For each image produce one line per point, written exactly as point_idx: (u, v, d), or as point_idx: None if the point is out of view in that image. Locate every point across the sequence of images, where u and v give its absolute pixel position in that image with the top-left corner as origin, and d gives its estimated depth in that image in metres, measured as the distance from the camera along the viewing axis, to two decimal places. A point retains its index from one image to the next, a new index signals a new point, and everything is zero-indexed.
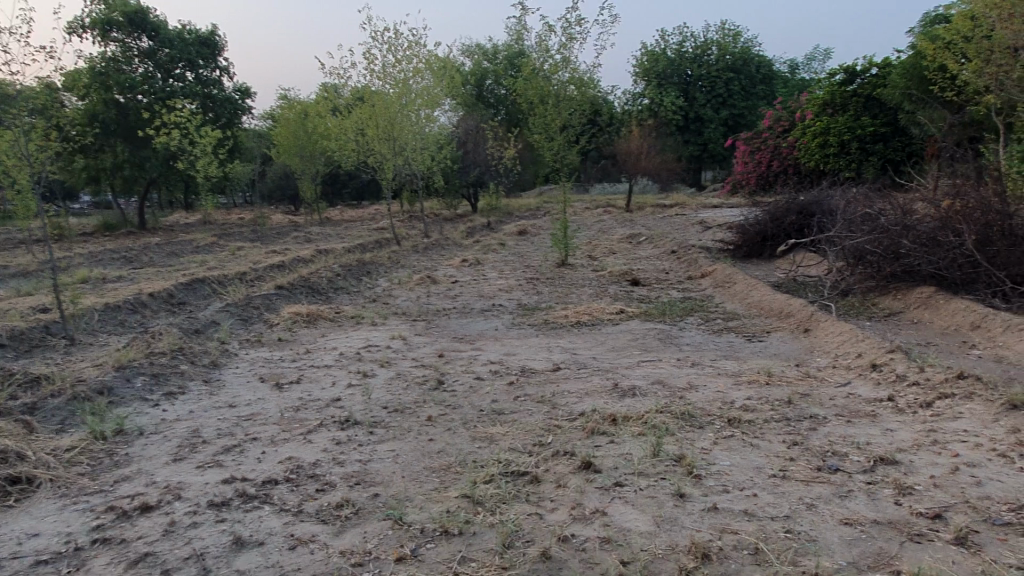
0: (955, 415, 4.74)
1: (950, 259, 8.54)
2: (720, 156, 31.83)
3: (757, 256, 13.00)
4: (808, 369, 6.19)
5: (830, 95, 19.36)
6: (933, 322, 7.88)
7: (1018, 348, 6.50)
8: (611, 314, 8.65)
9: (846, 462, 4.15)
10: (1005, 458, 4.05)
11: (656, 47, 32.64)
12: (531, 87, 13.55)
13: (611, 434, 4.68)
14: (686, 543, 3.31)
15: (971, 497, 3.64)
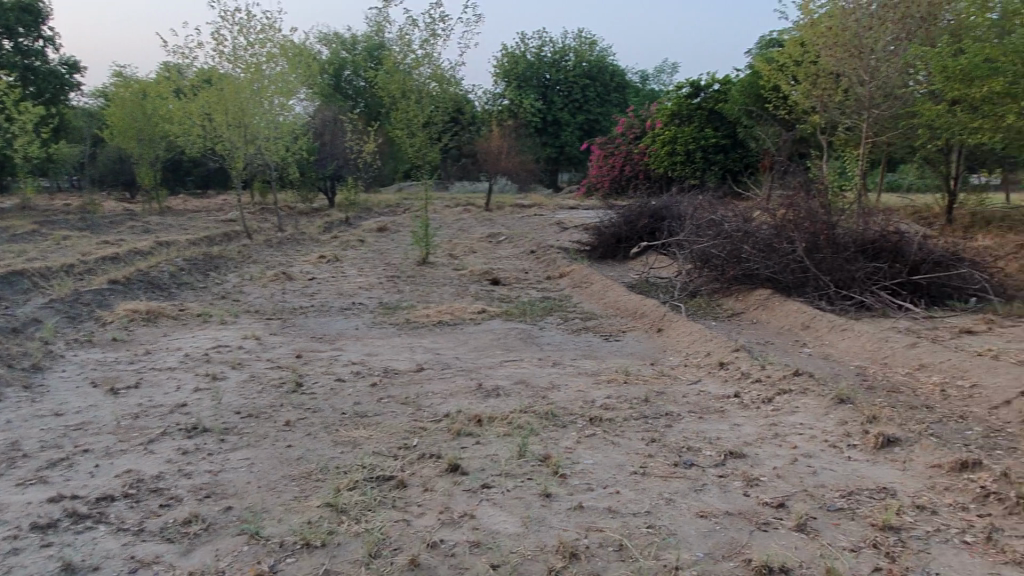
0: (792, 410, 5.15)
1: (784, 264, 9.31)
2: (576, 160, 32.91)
3: (612, 257, 13.51)
4: (661, 368, 6.49)
5: (678, 106, 20.35)
6: (770, 322, 8.54)
7: (842, 346, 7.18)
8: (473, 314, 8.65)
9: (699, 457, 4.37)
10: (836, 448, 4.45)
11: (516, 49, 33.20)
12: (392, 82, 13.33)
13: (477, 435, 4.65)
14: (554, 543, 3.34)
15: (808, 485, 3.96)
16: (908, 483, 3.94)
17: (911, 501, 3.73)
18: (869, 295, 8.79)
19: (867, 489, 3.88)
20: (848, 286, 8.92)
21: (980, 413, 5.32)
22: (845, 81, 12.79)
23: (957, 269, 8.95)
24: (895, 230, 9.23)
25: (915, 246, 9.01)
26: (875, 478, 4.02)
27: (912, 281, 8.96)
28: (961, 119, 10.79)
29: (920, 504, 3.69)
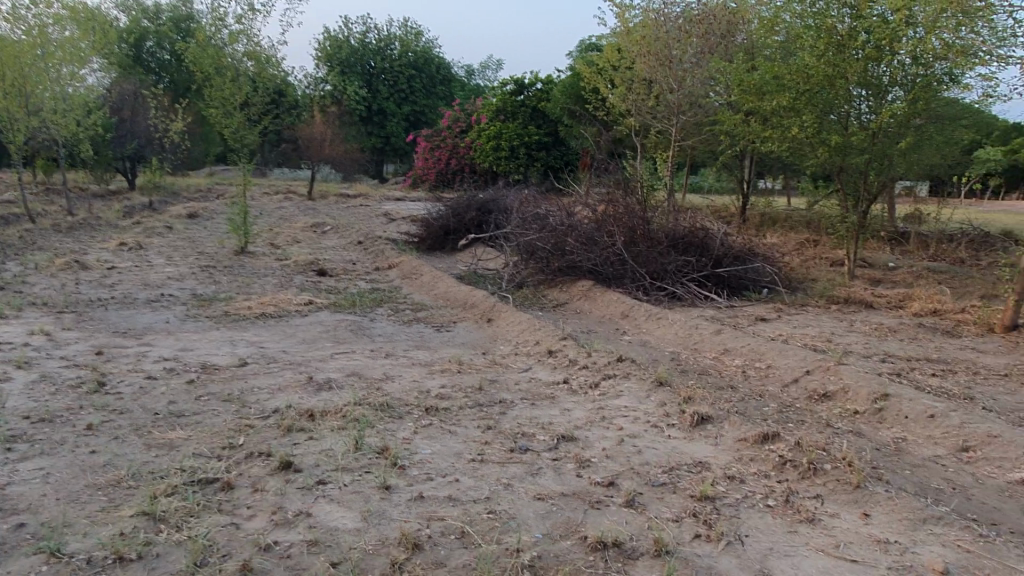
0: (617, 393, 5.46)
1: (604, 257, 9.83)
2: (402, 150, 32.55)
3: (440, 249, 13.55)
4: (493, 357, 6.61)
5: (502, 102, 20.86)
6: (593, 312, 8.98)
7: (657, 333, 7.73)
8: (298, 305, 8.28)
9: (533, 442, 4.50)
10: (657, 428, 4.77)
11: (339, 33, 32.10)
12: (202, 57, 12.36)
13: (309, 430, 4.45)
14: (396, 536, 3.28)
15: (635, 463, 4.20)
16: (720, 456, 4.31)
17: (722, 472, 4.08)
18: (679, 286, 9.52)
19: (685, 464, 4.20)
20: (661, 277, 9.59)
21: (775, 390, 5.96)
22: (657, 87, 13.78)
23: (751, 263, 9.95)
24: (701, 226, 10.07)
25: (717, 242, 9.88)
26: (691, 453, 4.36)
27: (715, 273, 9.82)
28: (754, 128, 12.01)
29: (730, 474, 4.05)
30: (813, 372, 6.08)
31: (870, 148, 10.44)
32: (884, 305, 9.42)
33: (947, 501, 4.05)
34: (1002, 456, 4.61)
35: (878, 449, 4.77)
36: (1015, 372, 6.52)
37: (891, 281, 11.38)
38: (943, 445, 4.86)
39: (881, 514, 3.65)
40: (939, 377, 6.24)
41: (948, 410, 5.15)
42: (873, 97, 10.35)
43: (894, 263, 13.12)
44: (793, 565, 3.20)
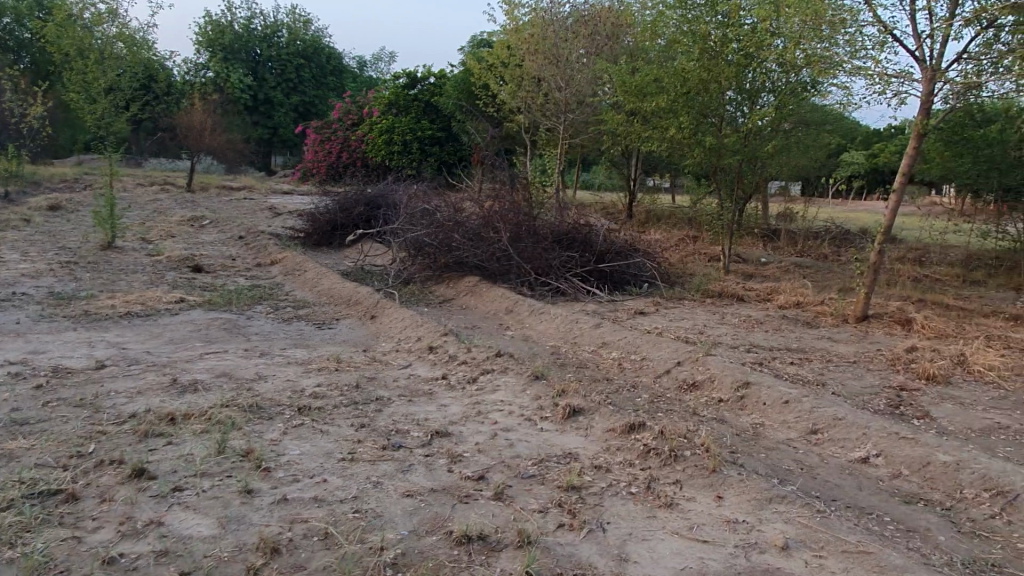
0: (494, 388, 5.51)
1: (490, 253, 9.88)
2: (290, 142, 31.52)
3: (327, 245, 13.24)
4: (373, 354, 6.52)
5: (394, 96, 20.63)
6: (478, 307, 9.03)
7: (540, 329, 7.86)
8: (169, 303, 7.88)
9: (407, 438, 4.48)
10: (530, 421, 4.86)
11: (222, 18, 30.77)
12: (64, 37, 11.51)
13: (168, 435, 4.25)
14: (254, 541, 3.18)
15: (506, 457, 4.26)
16: (589, 447, 4.45)
17: (590, 462, 4.21)
18: (563, 281, 9.72)
19: (555, 455, 4.30)
20: (545, 273, 9.75)
21: (647, 381, 6.20)
22: (545, 86, 14.01)
23: (632, 258, 10.29)
24: (584, 223, 10.33)
25: (600, 238, 10.15)
26: (562, 445, 4.47)
27: (597, 269, 10.08)
28: (637, 128, 12.39)
29: (597, 464, 4.18)
30: (683, 363, 6.35)
31: (742, 150, 10.96)
32: (753, 298, 9.97)
33: (793, 480, 4.34)
34: (845, 437, 4.98)
35: (737, 435, 5.05)
36: (863, 359, 7.07)
37: (762, 275, 12.06)
38: (795, 428, 5.21)
39: (732, 496, 3.86)
40: (796, 365, 6.67)
41: (800, 395, 5.50)
42: (745, 103, 10.90)
43: (765, 259, 13.90)
44: (649, 549, 3.35)
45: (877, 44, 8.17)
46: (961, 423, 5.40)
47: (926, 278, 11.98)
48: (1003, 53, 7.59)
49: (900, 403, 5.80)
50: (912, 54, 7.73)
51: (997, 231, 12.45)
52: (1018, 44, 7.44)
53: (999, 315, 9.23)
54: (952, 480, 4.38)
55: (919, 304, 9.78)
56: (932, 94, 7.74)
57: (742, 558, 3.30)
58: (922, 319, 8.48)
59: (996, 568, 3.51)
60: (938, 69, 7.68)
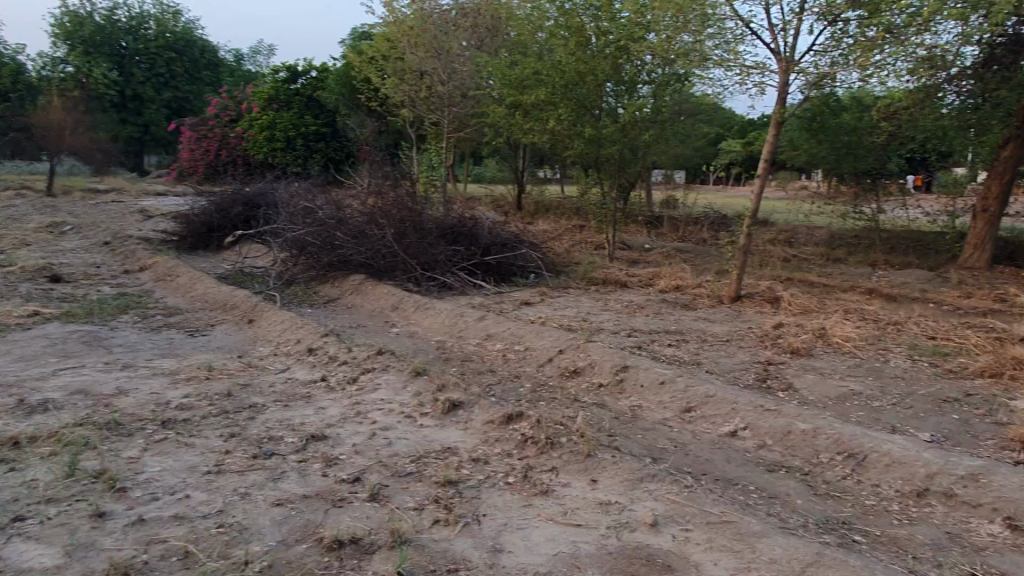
0: (375, 387, 5.42)
1: (375, 250, 9.69)
2: (164, 140, 29.83)
3: (204, 248, 12.63)
4: (249, 360, 6.25)
5: (275, 90, 19.85)
6: (363, 306, 8.86)
7: (426, 324, 7.80)
8: (20, 317, 7.28)
9: (279, 445, 4.32)
10: (410, 418, 4.81)
11: (81, 8, 28.77)
12: None
13: (11, 461, 3.91)
14: (103, 567, 2.98)
15: (383, 456, 4.19)
16: (468, 441, 4.45)
17: (469, 455, 4.22)
18: (450, 275, 9.69)
19: (434, 451, 4.27)
20: (432, 268, 9.67)
21: (531, 371, 6.28)
22: (428, 79, 13.86)
23: (518, 249, 10.36)
24: (469, 216, 10.30)
25: (485, 231, 10.16)
26: (441, 441, 4.45)
27: (484, 262, 10.11)
28: (521, 121, 12.47)
29: (476, 457, 4.19)
30: (565, 350, 6.45)
31: (621, 140, 11.22)
32: (636, 283, 10.28)
33: (666, 458, 4.51)
34: (715, 412, 5.19)
35: (615, 418, 5.19)
36: (735, 337, 7.42)
37: (645, 261, 12.45)
38: (670, 408, 5.40)
39: (606, 478, 3.96)
40: (673, 347, 6.92)
41: (675, 375, 5.69)
42: (624, 94, 11.17)
43: (649, 245, 14.37)
44: (523, 538, 3.39)
45: (738, 37, 8.56)
46: (820, 392, 5.77)
47: (794, 257, 12.74)
48: (849, 46, 8.10)
49: (766, 376, 6.13)
50: (769, 46, 8.15)
51: (855, 211, 13.39)
52: (863, 37, 7.96)
53: (857, 290, 9.93)
54: (810, 446, 4.65)
55: (787, 282, 10.38)
56: (788, 84, 8.20)
57: (614, 538, 3.39)
58: (789, 297, 9.00)
59: (846, 525, 3.76)
60: (792, 60, 8.14)
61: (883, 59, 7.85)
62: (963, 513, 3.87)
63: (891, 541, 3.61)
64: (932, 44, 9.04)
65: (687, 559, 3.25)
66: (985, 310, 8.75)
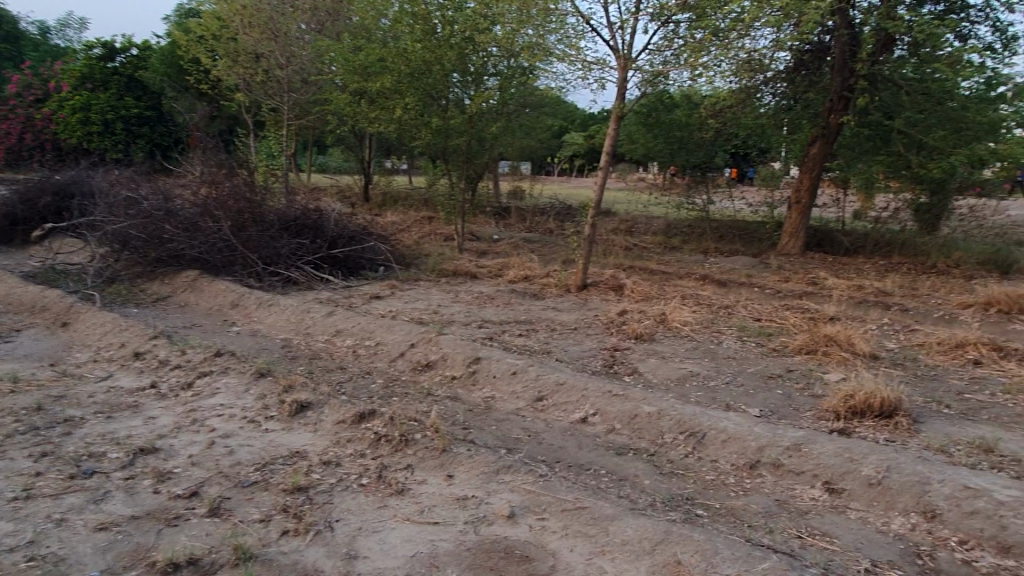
0: (213, 392, 5.03)
1: (210, 244, 9.05)
2: None
3: (6, 244, 11.26)
4: (64, 368, 5.61)
5: (88, 68, 17.89)
6: (198, 304, 8.25)
7: (269, 322, 7.38)
8: None
9: (102, 462, 3.90)
10: (253, 424, 4.52)
11: None
12: None
13: None
14: None
15: (223, 466, 3.89)
16: (317, 443, 4.25)
17: (318, 459, 4.03)
18: (294, 270, 9.24)
19: (280, 457, 4.03)
20: (274, 262, 9.18)
21: (382, 366, 6.11)
22: (264, 62, 13.11)
23: (366, 242, 10.07)
24: (314, 208, 9.86)
25: (332, 223, 9.78)
26: (287, 445, 4.21)
27: (331, 255, 9.74)
28: (365, 110, 12.12)
29: (326, 460, 4.01)
30: (417, 344, 6.34)
31: (467, 131, 11.32)
32: (486, 274, 10.34)
33: (521, 448, 4.54)
34: (566, 400, 5.30)
35: (469, 411, 5.18)
36: (582, 325, 7.64)
37: (494, 251, 12.58)
38: (522, 397, 5.45)
39: (463, 473, 3.92)
40: (524, 337, 7.01)
41: (526, 364, 5.75)
42: (470, 84, 11.12)
43: (497, 236, 14.53)
44: (379, 541, 3.28)
45: (579, 33, 8.80)
46: (663, 374, 6.08)
47: (634, 246, 13.38)
48: (680, 46, 8.57)
49: (613, 362, 6.36)
50: (608, 43, 8.45)
51: (687, 202, 14.27)
52: (692, 39, 8.45)
53: (692, 277, 10.57)
54: (655, 427, 4.86)
55: (629, 270, 10.87)
56: (626, 80, 8.54)
57: (472, 534, 3.36)
58: (631, 285, 9.41)
59: (689, 501, 3.97)
60: (630, 58, 8.48)
61: (711, 60, 8.39)
62: (789, 481, 4.21)
63: (729, 513, 3.85)
64: (751, 49, 9.79)
65: (544, 548, 3.27)
66: (800, 293, 9.63)
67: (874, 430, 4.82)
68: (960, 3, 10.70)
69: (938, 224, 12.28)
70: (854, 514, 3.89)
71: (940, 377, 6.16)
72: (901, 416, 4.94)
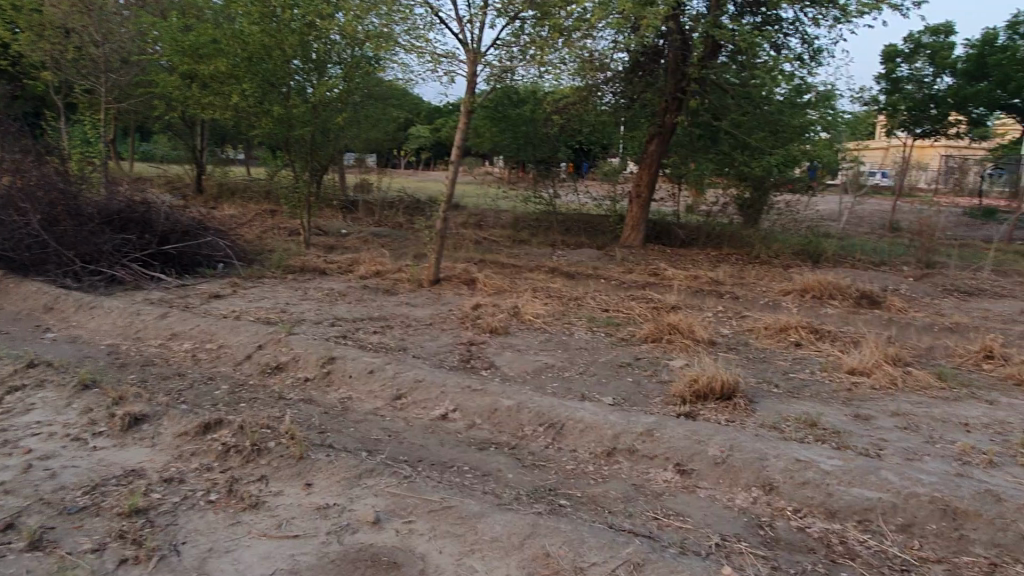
0: (27, 408, 4.47)
1: (15, 240, 8.11)
2: None
3: None
4: None
5: None
6: (2, 309, 7.31)
7: (91, 327, 6.67)
8: None
9: None
10: (79, 441, 4.06)
11: None
12: None
13: None
14: None
15: (44, 493, 3.46)
16: (156, 459, 3.89)
17: (158, 476, 3.68)
18: (118, 268, 8.44)
19: (113, 477, 3.65)
20: (95, 260, 8.35)
21: (227, 371, 5.72)
22: (76, 39, 11.84)
23: (202, 237, 9.39)
24: (141, 199, 9.05)
25: (162, 216, 8.99)
26: (121, 463, 3.82)
27: (162, 251, 8.95)
28: (197, 95, 11.30)
29: (167, 477, 3.68)
30: (265, 346, 5.99)
31: (312, 121, 10.75)
32: (335, 270, 9.99)
33: (382, 449, 4.42)
34: (425, 397, 5.21)
35: (324, 413, 4.97)
36: (437, 320, 7.58)
37: (343, 246, 12.19)
38: (380, 397, 5.30)
39: (322, 480, 3.73)
40: (379, 334, 6.83)
41: (383, 363, 5.60)
42: (312, 73, 10.67)
43: (345, 230, 14.10)
44: (233, 561, 3.05)
45: (426, 25, 8.68)
46: (519, 367, 6.15)
47: (484, 240, 13.49)
48: (526, 43, 8.69)
49: (470, 357, 6.36)
50: (457, 36, 8.41)
51: (535, 196, 14.57)
52: (537, 36, 8.60)
53: (542, 269, 10.82)
54: (515, 421, 4.90)
55: (481, 264, 10.93)
56: (475, 74, 8.54)
57: (335, 544, 3.20)
58: (483, 278, 9.45)
59: (553, 491, 4.04)
60: (478, 52, 8.49)
61: (556, 56, 8.66)
62: (643, 466, 4.40)
63: (590, 500, 3.96)
64: (592, 49, 10.15)
65: (412, 552, 3.19)
66: (643, 283, 10.13)
67: (716, 412, 5.15)
68: (774, 16, 11.69)
69: (759, 218, 13.40)
70: (704, 492, 4.13)
71: (768, 360, 6.71)
72: (738, 397, 5.31)
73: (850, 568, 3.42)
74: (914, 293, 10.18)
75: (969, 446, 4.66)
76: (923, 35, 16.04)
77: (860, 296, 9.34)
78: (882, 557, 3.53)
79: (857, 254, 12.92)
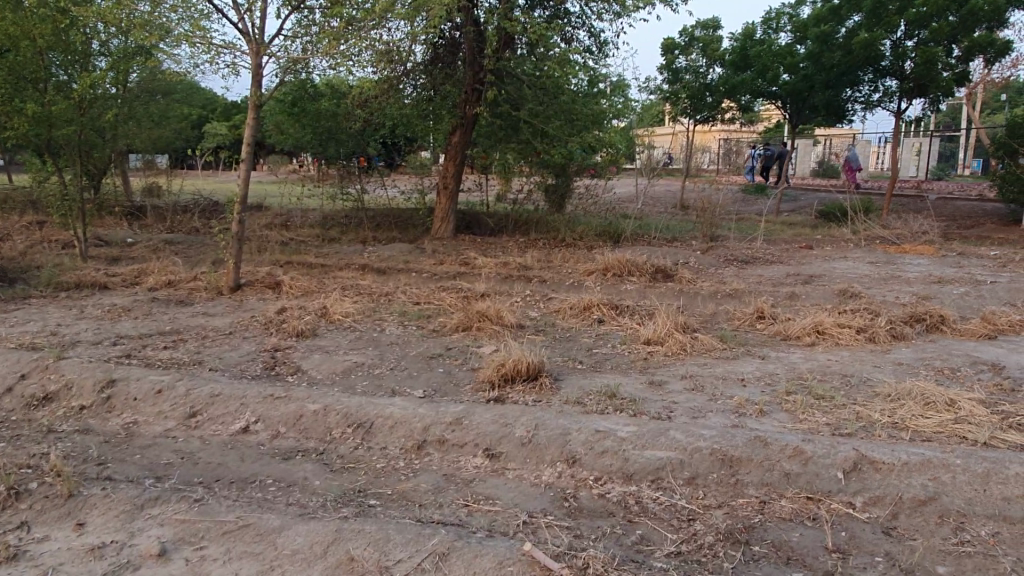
0: None
1: None
2: None
3: None
4: None
5: None
6: None
7: None
8: None
9: None
10: None
11: None
12: None
13: None
14: None
15: None
16: None
17: None
18: None
19: None
20: None
21: None
22: None
23: None
24: None
25: None
26: None
27: None
28: None
29: None
30: (29, 375, 5.31)
31: (77, 119, 9.57)
32: (118, 283, 9.09)
33: (172, 474, 4.07)
34: (223, 412, 4.86)
35: (104, 443, 4.50)
36: (237, 328, 7.14)
37: (129, 257, 11.12)
38: (171, 417, 4.88)
39: (97, 517, 3.38)
40: (170, 349, 6.31)
41: (173, 381, 5.15)
42: (71, 66, 9.55)
43: (130, 239, 12.86)
44: None
45: (203, 13, 8.08)
46: (326, 369, 5.94)
47: (291, 241, 12.93)
48: (316, 33, 8.39)
49: (274, 364, 6.05)
50: (236, 26, 7.92)
51: (341, 192, 14.17)
52: (327, 26, 8.32)
53: (351, 267, 10.55)
54: (322, 425, 4.71)
55: (287, 266, 10.46)
56: (260, 66, 8.10)
57: None
58: (288, 281, 9.02)
59: (361, 493, 3.94)
60: (262, 43, 8.06)
61: (347, 47, 8.35)
62: (452, 455, 4.41)
63: (399, 496, 3.91)
64: (388, 40, 9.98)
65: None
66: (454, 274, 10.19)
67: (523, 394, 5.30)
68: (562, 10, 12.21)
69: (562, 203, 13.96)
70: (512, 473, 4.23)
71: (573, 338, 7.02)
72: (544, 377, 5.48)
73: (643, 526, 3.65)
74: (700, 265, 11.13)
75: (744, 399, 5.15)
76: (696, 28, 17.51)
77: (655, 271, 10.03)
78: (671, 510, 3.81)
79: (651, 232, 13.88)
